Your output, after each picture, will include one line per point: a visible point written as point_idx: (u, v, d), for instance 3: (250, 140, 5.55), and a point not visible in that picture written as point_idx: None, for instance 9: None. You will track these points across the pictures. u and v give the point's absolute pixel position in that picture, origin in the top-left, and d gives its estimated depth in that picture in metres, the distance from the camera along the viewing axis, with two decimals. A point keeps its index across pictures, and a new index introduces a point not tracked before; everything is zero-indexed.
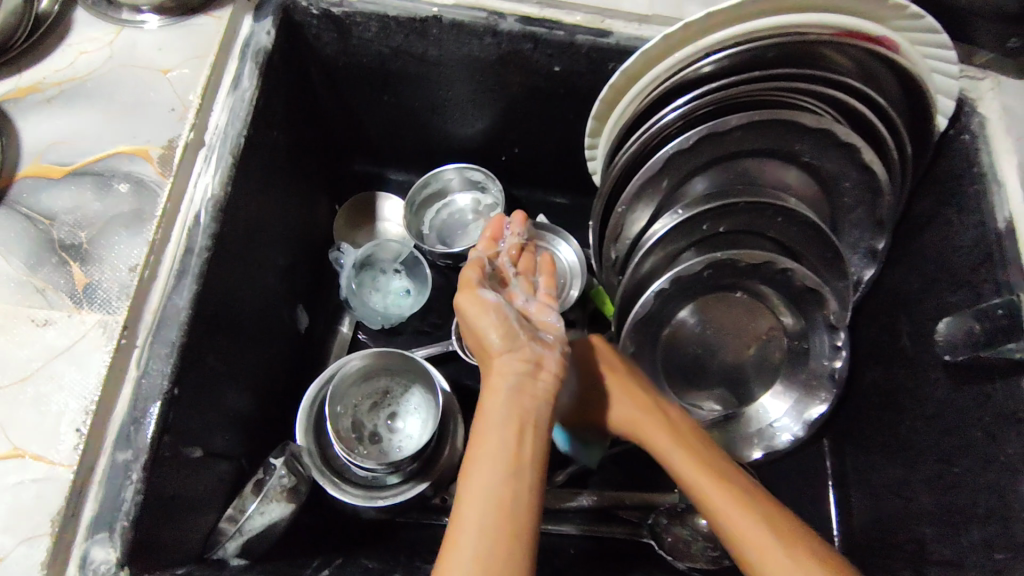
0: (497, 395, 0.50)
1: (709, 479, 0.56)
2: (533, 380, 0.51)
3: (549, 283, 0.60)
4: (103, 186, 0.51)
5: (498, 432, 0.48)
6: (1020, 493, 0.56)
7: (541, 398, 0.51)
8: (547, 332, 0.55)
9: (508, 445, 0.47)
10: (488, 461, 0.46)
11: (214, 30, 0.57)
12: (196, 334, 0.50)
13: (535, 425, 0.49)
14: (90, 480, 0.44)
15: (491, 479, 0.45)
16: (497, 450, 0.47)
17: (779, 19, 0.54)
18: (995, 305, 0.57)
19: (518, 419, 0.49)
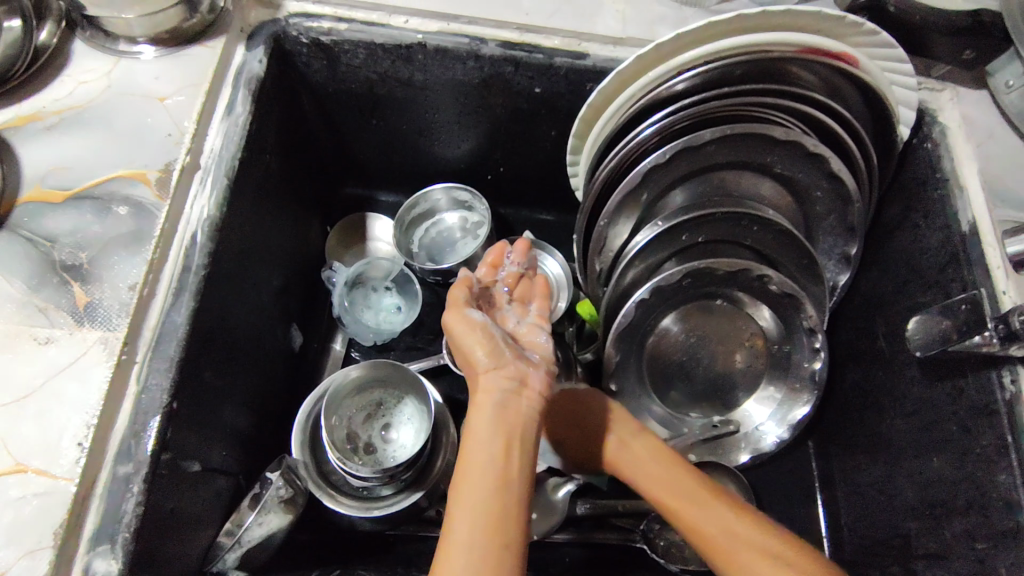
0: (484, 413, 0.51)
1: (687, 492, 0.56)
2: (519, 396, 0.52)
3: (543, 308, 0.61)
4: (102, 209, 0.53)
5: (485, 450, 0.49)
6: (997, 483, 0.58)
7: (526, 415, 0.52)
8: (534, 354, 0.56)
9: (494, 463, 0.49)
10: (476, 480, 0.48)
11: (207, 59, 0.59)
12: (194, 349, 0.52)
13: (520, 440, 0.51)
14: (91, 493, 0.45)
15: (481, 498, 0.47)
16: (484, 469, 0.49)
17: (741, 40, 0.58)
18: (958, 300, 0.59)
19: (505, 436, 0.50)
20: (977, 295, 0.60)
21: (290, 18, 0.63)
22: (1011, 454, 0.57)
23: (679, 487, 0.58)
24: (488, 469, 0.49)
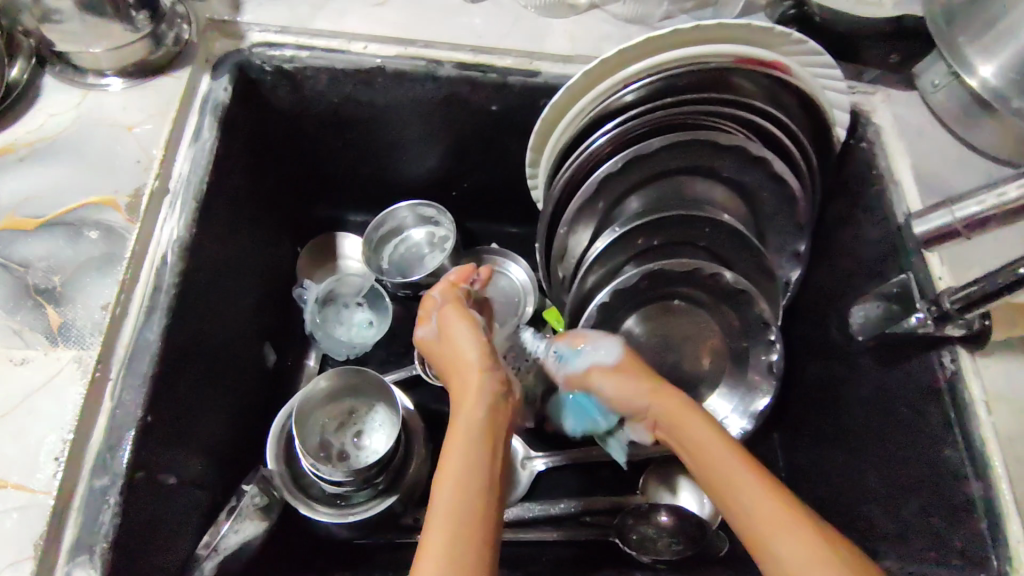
0: (475, 412, 0.53)
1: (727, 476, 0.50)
2: (504, 403, 0.56)
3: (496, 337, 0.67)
4: (74, 234, 0.55)
5: (475, 443, 0.51)
6: (945, 458, 0.61)
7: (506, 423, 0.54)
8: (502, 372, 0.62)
9: (482, 456, 0.50)
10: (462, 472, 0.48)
11: (174, 89, 0.62)
12: (168, 364, 0.54)
13: (503, 443, 0.53)
14: (69, 506, 0.46)
15: (468, 482, 0.47)
16: (473, 459, 0.49)
17: (681, 52, 0.63)
18: (892, 285, 0.65)
19: (492, 436, 0.52)
20: (907, 279, 0.65)
21: (253, 49, 0.66)
22: (955, 429, 0.60)
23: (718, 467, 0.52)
24: (477, 459, 0.49)
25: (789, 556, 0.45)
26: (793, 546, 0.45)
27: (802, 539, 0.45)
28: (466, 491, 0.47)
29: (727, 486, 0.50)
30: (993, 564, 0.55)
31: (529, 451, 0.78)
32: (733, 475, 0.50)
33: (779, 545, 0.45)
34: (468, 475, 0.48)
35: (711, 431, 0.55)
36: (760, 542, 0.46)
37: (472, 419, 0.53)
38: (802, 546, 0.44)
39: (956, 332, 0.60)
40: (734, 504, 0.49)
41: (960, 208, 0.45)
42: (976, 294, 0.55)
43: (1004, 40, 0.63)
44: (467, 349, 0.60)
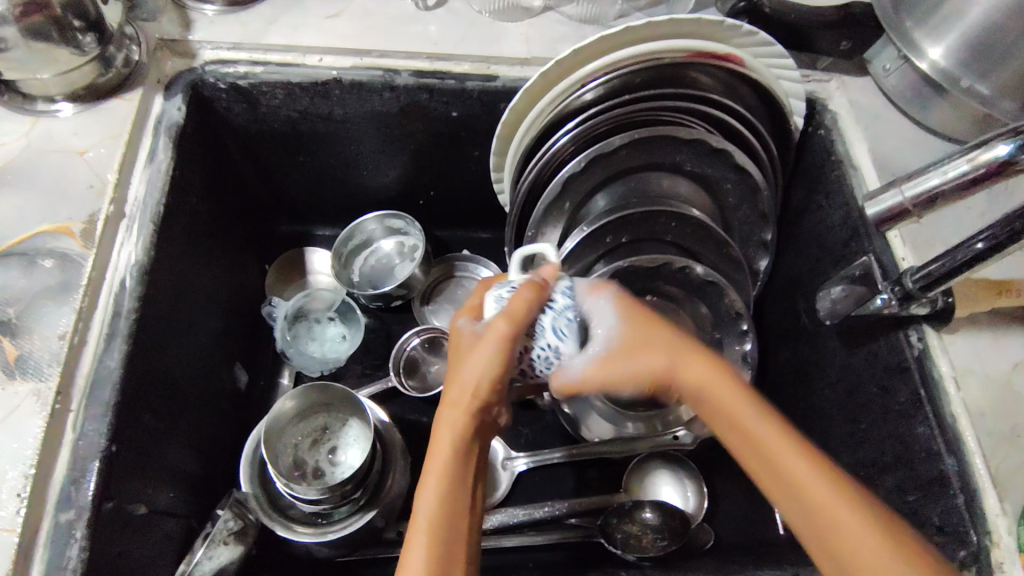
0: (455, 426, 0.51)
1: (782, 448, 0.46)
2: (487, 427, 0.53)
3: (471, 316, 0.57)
4: (28, 264, 0.53)
5: (456, 474, 0.49)
6: (917, 435, 0.61)
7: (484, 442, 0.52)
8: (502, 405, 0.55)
9: (462, 489, 0.49)
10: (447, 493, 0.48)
11: (126, 111, 0.61)
12: (132, 391, 0.53)
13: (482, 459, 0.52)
14: (35, 542, 0.45)
15: (446, 521, 0.47)
16: (453, 495, 0.48)
17: (631, 51, 0.63)
18: (854, 268, 0.67)
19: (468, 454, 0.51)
20: (869, 261, 0.66)
21: (206, 66, 0.65)
22: (926, 406, 0.60)
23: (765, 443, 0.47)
24: (459, 494, 0.49)
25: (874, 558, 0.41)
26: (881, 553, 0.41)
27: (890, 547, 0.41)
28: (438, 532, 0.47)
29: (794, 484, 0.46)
30: (972, 539, 0.56)
31: (510, 451, 0.76)
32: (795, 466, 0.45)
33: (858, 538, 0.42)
34: (444, 510, 0.48)
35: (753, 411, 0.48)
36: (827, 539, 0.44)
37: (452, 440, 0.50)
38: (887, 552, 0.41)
39: (920, 311, 0.61)
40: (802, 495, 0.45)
41: (911, 185, 0.42)
42: (938, 272, 0.55)
43: (948, 22, 0.64)
44: (478, 366, 0.51)
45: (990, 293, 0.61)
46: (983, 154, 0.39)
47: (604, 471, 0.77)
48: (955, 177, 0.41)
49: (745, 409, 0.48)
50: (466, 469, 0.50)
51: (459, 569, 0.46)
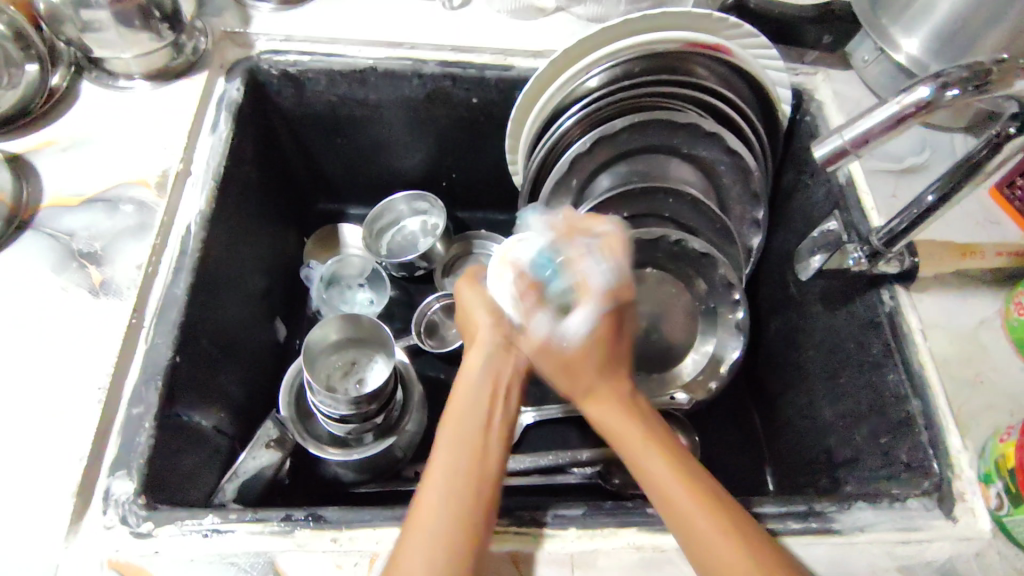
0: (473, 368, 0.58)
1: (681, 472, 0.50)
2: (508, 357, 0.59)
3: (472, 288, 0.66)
4: (112, 209, 0.64)
5: (469, 412, 0.54)
6: (888, 383, 0.67)
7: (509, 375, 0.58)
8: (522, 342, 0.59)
9: (476, 445, 0.51)
10: (461, 426, 0.52)
11: (194, 89, 0.72)
12: (192, 317, 0.62)
13: (507, 398, 0.56)
14: (110, 429, 0.54)
15: (455, 464, 0.50)
16: (467, 450, 0.51)
17: (629, 42, 0.71)
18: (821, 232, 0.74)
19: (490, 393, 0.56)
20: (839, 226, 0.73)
21: (262, 55, 0.75)
22: (895, 354, 0.66)
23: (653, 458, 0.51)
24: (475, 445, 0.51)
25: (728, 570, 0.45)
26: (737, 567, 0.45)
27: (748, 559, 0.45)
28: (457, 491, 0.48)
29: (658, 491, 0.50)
30: (936, 470, 0.61)
31: (518, 407, 0.84)
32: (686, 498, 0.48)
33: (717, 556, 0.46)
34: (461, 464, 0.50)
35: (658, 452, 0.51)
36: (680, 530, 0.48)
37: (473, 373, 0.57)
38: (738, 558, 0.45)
39: (889, 270, 0.67)
40: (680, 517, 0.48)
41: (849, 128, 0.48)
42: (898, 228, 0.62)
43: (918, 18, 0.72)
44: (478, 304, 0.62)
45: (955, 256, 0.67)
46: (907, 97, 0.46)
47: None
48: (882, 119, 0.47)
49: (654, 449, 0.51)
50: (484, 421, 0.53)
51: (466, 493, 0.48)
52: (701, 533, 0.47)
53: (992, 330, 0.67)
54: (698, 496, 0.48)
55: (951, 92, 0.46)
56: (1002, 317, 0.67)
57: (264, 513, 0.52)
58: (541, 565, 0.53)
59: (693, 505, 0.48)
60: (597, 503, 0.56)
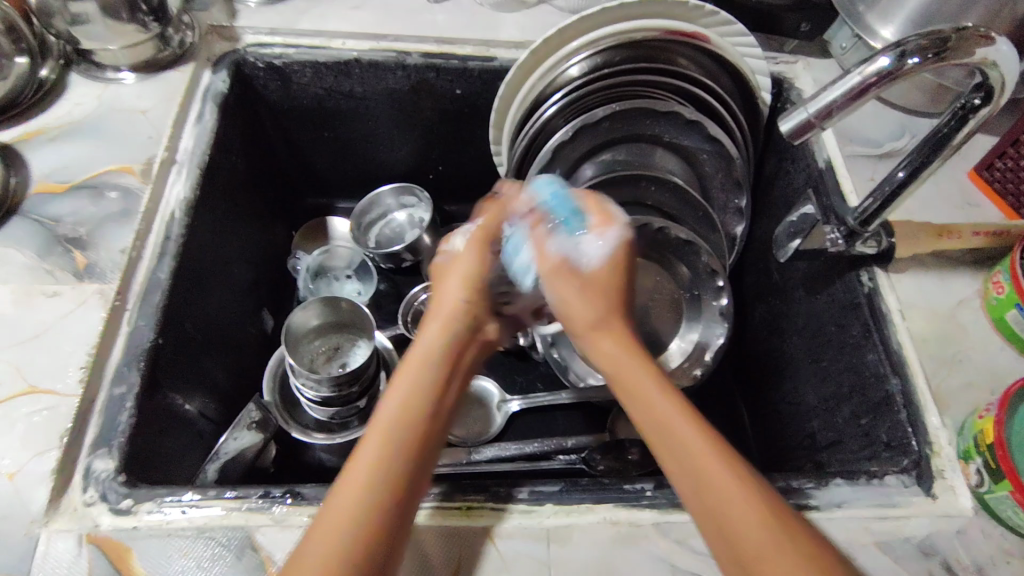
0: (435, 329, 0.53)
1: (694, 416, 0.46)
2: (477, 334, 0.55)
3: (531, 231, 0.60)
4: (97, 196, 0.65)
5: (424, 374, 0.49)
6: (868, 363, 0.67)
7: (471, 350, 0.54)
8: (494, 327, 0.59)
9: (418, 416, 0.46)
10: (412, 389, 0.48)
11: (180, 80, 0.73)
12: (176, 301, 0.63)
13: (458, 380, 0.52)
14: (91, 409, 0.55)
15: (393, 437, 0.45)
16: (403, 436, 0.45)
17: (606, 31, 0.73)
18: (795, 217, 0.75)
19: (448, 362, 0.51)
20: (808, 209, 0.73)
21: (248, 48, 0.77)
22: (874, 334, 0.67)
23: (658, 399, 0.47)
24: (412, 416, 0.46)
25: (738, 524, 0.41)
26: (756, 527, 0.41)
27: (762, 516, 0.41)
28: (379, 486, 0.43)
29: (700, 469, 0.44)
30: (914, 448, 0.61)
31: (505, 395, 0.85)
32: (693, 444, 0.45)
33: (732, 514, 0.42)
34: (391, 435, 0.45)
35: (663, 395, 0.48)
36: (715, 512, 0.42)
37: (436, 336, 0.52)
38: (756, 517, 0.41)
39: (867, 251, 0.68)
40: (690, 463, 0.44)
41: (814, 101, 0.49)
42: (872, 207, 0.63)
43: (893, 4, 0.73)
44: (463, 267, 0.58)
45: (932, 237, 0.68)
46: (870, 68, 0.48)
47: (592, 414, 0.84)
48: (845, 89, 0.48)
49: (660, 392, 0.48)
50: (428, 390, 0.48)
51: (391, 475, 0.43)
52: (711, 480, 0.43)
53: (972, 311, 0.67)
54: (711, 445, 0.45)
55: (911, 61, 0.48)
56: (980, 297, 0.68)
57: (243, 490, 0.53)
58: (517, 539, 0.53)
59: (700, 448, 0.44)
60: (574, 479, 0.57)
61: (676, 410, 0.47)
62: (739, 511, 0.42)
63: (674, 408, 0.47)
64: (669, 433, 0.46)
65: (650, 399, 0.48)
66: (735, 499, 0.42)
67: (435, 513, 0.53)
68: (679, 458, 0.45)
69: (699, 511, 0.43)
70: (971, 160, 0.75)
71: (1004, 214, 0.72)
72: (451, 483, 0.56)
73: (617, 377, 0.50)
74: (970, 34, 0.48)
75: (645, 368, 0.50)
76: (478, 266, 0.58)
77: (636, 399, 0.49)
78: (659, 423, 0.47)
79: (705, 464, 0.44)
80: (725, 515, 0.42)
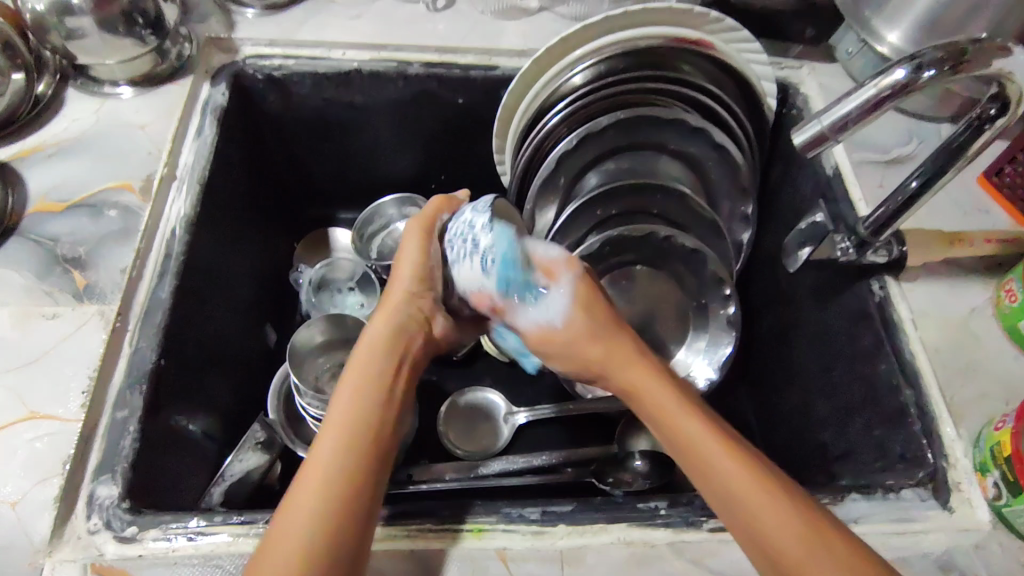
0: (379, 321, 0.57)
1: (732, 446, 0.49)
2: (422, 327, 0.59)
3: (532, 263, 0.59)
4: (96, 214, 0.64)
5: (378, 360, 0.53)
6: (880, 373, 0.67)
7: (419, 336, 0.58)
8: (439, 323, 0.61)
9: (375, 402, 0.50)
10: (364, 375, 0.52)
11: (179, 94, 0.72)
12: (177, 321, 0.62)
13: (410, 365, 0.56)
14: (93, 434, 0.54)
15: (352, 420, 0.49)
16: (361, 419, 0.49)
17: (611, 38, 0.72)
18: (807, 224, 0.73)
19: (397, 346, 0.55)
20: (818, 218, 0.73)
21: (247, 60, 0.75)
22: (886, 343, 0.66)
23: (698, 435, 0.50)
24: (363, 414, 0.49)
25: (795, 558, 0.43)
26: (819, 560, 0.43)
27: (819, 546, 0.43)
28: (347, 466, 0.46)
29: (751, 505, 0.46)
30: (930, 460, 0.60)
31: (511, 407, 0.84)
32: (736, 477, 0.47)
33: (786, 548, 0.44)
34: (347, 433, 0.48)
35: (700, 427, 0.50)
36: (765, 543, 0.45)
37: (381, 329, 0.56)
38: (813, 550, 0.43)
39: (878, 260, 0.67)
40: (736, 499, 0.47)
41: (828, 113, 0.48)
42: (885, 215, 0.63)
43: (901, 9, 0.72)
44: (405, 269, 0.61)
45: (943, 245, 0.67)
46: (885, 80, 0.47)
47: (598, 425, 0.83)
48: (861, 102, 0.48)
49: (693, 420, 0.51)
50: (379, 383, 0.52)
51: (357, 457, 0.47)
52: (763, 514, 0.45)
53: (983, 318, 0.67)
54: (752, 474, 0.47)
55: (927, 74, 0.47)
56: (992, 305, 0.67)
57: (250, 516, 0.52)
58: (529, 562, 0.52)
59: (744, 481, 0.47)
60: (586, 498, 0.56)
61: (714, 444, 0.49)
62: (794, 544, 0.44)
63: (714, 442, 0.49)
64: (706, 465, 0.49)
65: (686, 439, 0.51)
66: (788, 532, 0.44)
67: (446, 537, 0.52)
68: (723, 490, 0.47)
69: (751, 544, 0.46)
70: (980, 165, 0.75)
71: (1012, 220, 0.71)
72: (461, 504, 0.55)
73: (651, 410, 0.54)
74: (984, 46, 0.48)
75: (675, 399, 0.53)
76: (421, 263, 0.61)
77: (673, 433, 0.52)
78: (698, 461, 0.49)
79: (755, 496, 0.46)
80: (783, 550, 0.44)
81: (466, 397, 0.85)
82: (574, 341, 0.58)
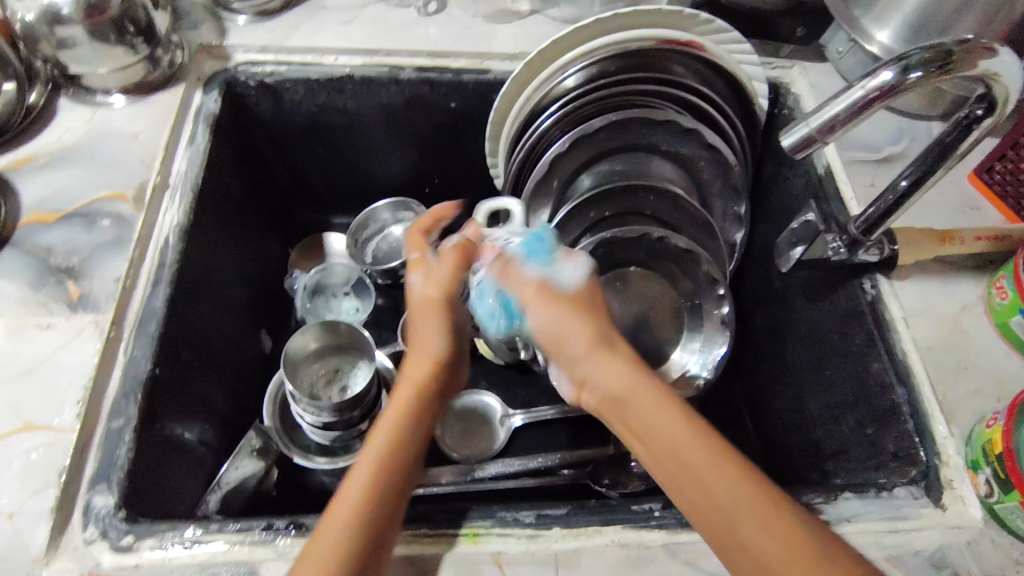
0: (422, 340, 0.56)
1: (696, 432, 0.46)
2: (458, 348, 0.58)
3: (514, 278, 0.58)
4: (90, 223, 0.64)
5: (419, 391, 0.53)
6: (872, 372, 0.67)
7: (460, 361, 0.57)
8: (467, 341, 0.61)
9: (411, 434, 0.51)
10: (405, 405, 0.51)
11: (171, 102, 0.72)
12: (172, 329, 0.62)
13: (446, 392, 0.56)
14: (88, 444, 0.54)
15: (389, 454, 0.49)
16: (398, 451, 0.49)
17: (603, 40, 0.72)
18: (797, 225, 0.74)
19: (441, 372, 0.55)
20: (812, 216, 0.73)
21: (239, 67, 0.76)
22: (879, 342, 0.66)
23: (655, 421, 0.47)
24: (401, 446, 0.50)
25: (762, 550, 0.42)
26: (780, 552, 0.42)
27: (784, 537, 0.42)
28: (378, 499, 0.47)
29: (710, 494, 0.44)
30: (922, 458, 0.60)
31: (507, 410, 0.84)
32: (701, 463, 0.45)
33: (752, 540, 0.42)
34: (384, 466, 0.48)
35: (656, 408, 0.48)
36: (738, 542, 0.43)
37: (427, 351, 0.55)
38: (777, 540, 0.42)
39: (869, 259, 0.67)
40: (702, 492, 0.44)
41: (816, 115, 0.49)
42: (876, 214, 0.63)
43: (891, 7, 0.72)
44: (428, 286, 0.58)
45: (935, 243, 0.67)
46: (873, 82, 0.48)
47: (594, 426, 0.83)
48: (849, 103, 0.48)
49: (643, 399, 0.48)
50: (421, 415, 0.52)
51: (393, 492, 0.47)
52: (725, 504, 0.44)
53: (975, 316, 0.67)
54: (714, 459, 0.45)
55: (913, 75, 0.47)
56: (984, 303, 0.67)
57: (246, 523, 0.52)
58: (524, 566, 0.52)
59: (708, 467, 0.45)
60: (581, 502, 0.56)
61: (675, 428, 0.46)
62: (755, 535, 0.42)
63: (673, 427, 0.47)
64: (663, 451, 0.46)
65: (640, 424, 0.48)
66: (750, 526, 0.43)
67: (442, 542, 0.53)
68: (685, 484, 0.45)
69: (714, 537, 0.45)
70: (971, 163, 0.75)
71: (1005, 217, 0.71)
72: (455, 510, 0.55)
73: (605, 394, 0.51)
74: (972, 46, 0.48)
75: (627, 374, 0.50)
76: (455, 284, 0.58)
77: (627, 419, 0.49)
78: (657, 447, 0.47)
79: (718, 481, 0.44)
80: (750, 542, 0.42)
81: (462, 401, 0.85)
82: (549, 333, 0.53)
